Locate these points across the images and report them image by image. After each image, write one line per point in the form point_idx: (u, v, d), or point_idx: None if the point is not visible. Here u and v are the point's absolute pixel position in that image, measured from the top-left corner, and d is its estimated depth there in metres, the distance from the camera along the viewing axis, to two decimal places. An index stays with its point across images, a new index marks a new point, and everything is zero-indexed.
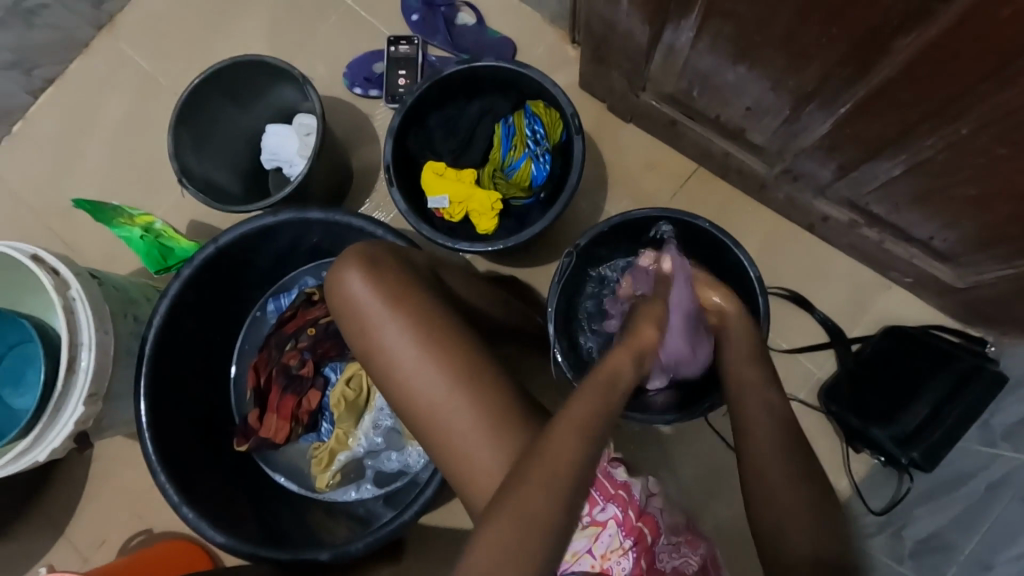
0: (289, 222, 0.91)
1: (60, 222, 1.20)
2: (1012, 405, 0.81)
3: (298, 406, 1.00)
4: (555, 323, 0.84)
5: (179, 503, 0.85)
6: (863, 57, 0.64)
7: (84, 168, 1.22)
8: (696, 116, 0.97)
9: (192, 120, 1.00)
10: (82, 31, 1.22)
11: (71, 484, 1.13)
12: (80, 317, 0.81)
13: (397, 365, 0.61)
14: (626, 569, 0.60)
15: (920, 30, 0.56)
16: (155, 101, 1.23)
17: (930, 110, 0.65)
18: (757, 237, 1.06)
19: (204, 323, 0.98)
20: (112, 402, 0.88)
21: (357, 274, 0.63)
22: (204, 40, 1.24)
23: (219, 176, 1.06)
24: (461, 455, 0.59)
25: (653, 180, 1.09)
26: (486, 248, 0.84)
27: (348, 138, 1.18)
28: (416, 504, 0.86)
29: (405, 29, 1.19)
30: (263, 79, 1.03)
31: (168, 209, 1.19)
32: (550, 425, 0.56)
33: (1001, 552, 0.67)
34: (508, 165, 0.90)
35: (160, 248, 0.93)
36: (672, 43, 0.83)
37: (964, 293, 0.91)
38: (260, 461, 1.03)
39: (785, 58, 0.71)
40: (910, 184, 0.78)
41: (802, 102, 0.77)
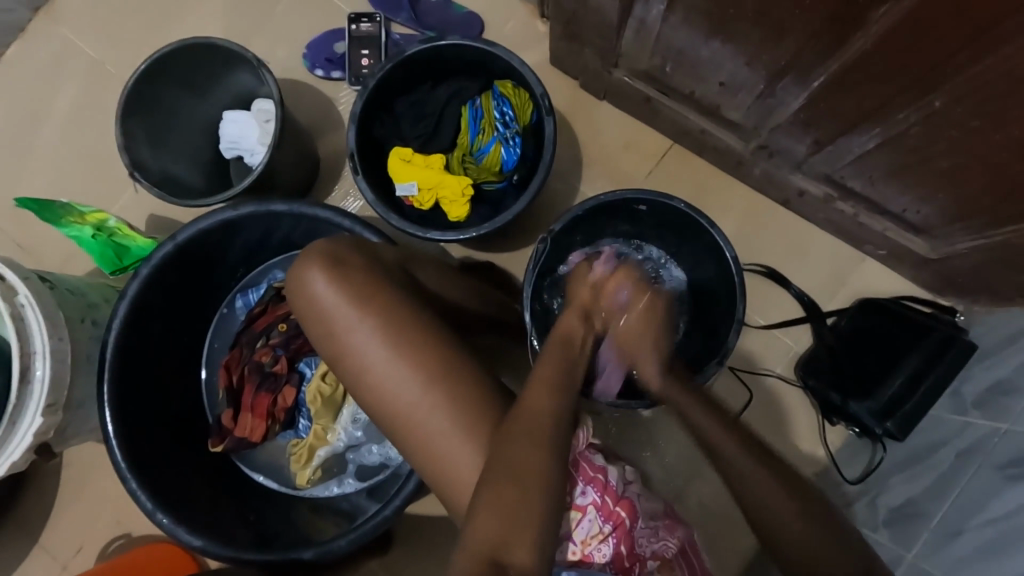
0: (251, 216, 0.87)
1: (9, 221, 1.14)
2: (982, 373, 0.83)
3: (273, 404, 0.98)
4: (532, 310, 0.83)
5: (153, 510, 0.83)
6: (837, 30, 0.62)
7: (30, 163, 1.15)
8: (671, 92, 0.94)
9: (142, 110, 0.95)
10: (17, 15, 1.14)
11: (41, 493, 1.09)
12: (32, 324, 0.77)
13: (367, 366, 0.59)
14: (607, 556, 0.60)
15: (895, 1, 0.55)
16: (103, 89, 1.16)
17: (905, 83, 0.64)
18: (734, 214, 1.05)
19: (168, 324, 0.94)
20: (74, 411, 0.84)
21: (321, 272, 0.60)
22: (152, 21, 1.16)
23: (175, 168, 1.00)
24: (438, 455, 0.58)
25: (629, 159, 1.07)
26: (459, 236, 0.81)
27: (312, 124, 1.13)
28: (397, 499, 0.85)
29: (367, 5, 1.13)
30: (217, 63, 0.98)
31: (125, 205, 1.13)
32: (515, 422, 0.56)
33: (971, 519, 0.69)
34: (477, 149, 0.87)
35: (115, 247, 0.88)
36: (644, 17, 0.80)
37: (937, 264, 0.92)
38: (238, 462, 1.01)
39: (758, 31, 0.69)
40: (885, 157, 0.77)
41: (777, 77, 0.75)
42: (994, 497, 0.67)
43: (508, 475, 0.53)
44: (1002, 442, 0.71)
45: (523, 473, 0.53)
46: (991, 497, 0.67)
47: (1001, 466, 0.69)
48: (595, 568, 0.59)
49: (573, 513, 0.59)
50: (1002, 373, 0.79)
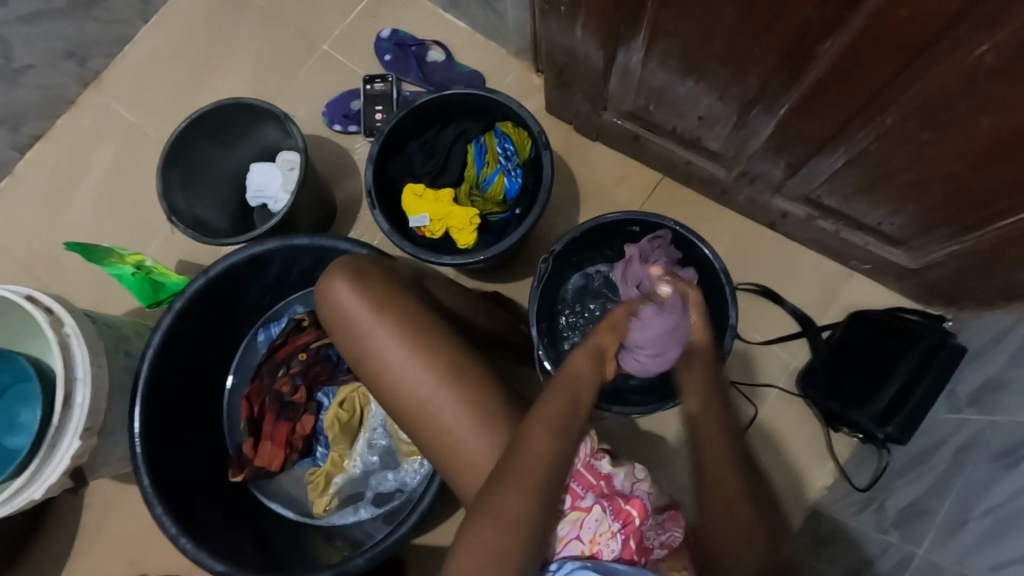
0: (278, 250, 0.95)
1: (51, 270, 1.23)
2: (973, 373, 0.86)
3: (291, 431, 1.01)
4: (538, 326, 0.89)
5: (177, 534, 0.85)
6: (794, 62, 0.71)
7: (73, 217, 1.25)
8: (655, 129, 1.04)
9: (180, 162, 1.05)
10: (70, 88, 1.28)
11: (61, 532, 1.11)
12: (75, 353, 0.83)
13: (387, 368, 0.64)
14: (615, 552, 0.60)
15: (838, 33, 0.64)
16: (140, 150, 1.28)
17: (859, 106, 0.72)
18: (724, 238, 1.12)
19: (196, 355, 1.00)
20: (106, 439, 0.89)
21: (346, 283, 0.66)
22: (187, 89, 1.30)
23: (207, 215, 1.10)
24: (456, 448, 0.62)
25: (622, 192, 1.16)
26: (467, 260, 0.89)
27: (331, 172, 1.23)
28: (412, 517, 0.87)
29: (379, 69, 1.27)
30: (247, 121, 1.09)
31: (158, 251, 1.23)
32: (529, 422, 0.60)
33: (973, 508, 0.70)
34: (482, 180, 0.96)
35: (152, 282, 0.96)
36: (626, 64, 0.91)
37: (919, 275, 0.97)
38: (257, 492, 1.03)
39: (726, 69, 0.79)
40: (853, 175, 0.84)
41: (748, 108, 0.84)
42: (994, 485, 0.69)
43: (516, 465, 0.57)
44: (997, 434, 0.74)
45: (528, 461, 0.57)
46: (990, 484, 0.70)
47: (996, 456, 0.72)
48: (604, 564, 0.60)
49: (577, 513, 0.61)
50: (991, 371, 0.82)
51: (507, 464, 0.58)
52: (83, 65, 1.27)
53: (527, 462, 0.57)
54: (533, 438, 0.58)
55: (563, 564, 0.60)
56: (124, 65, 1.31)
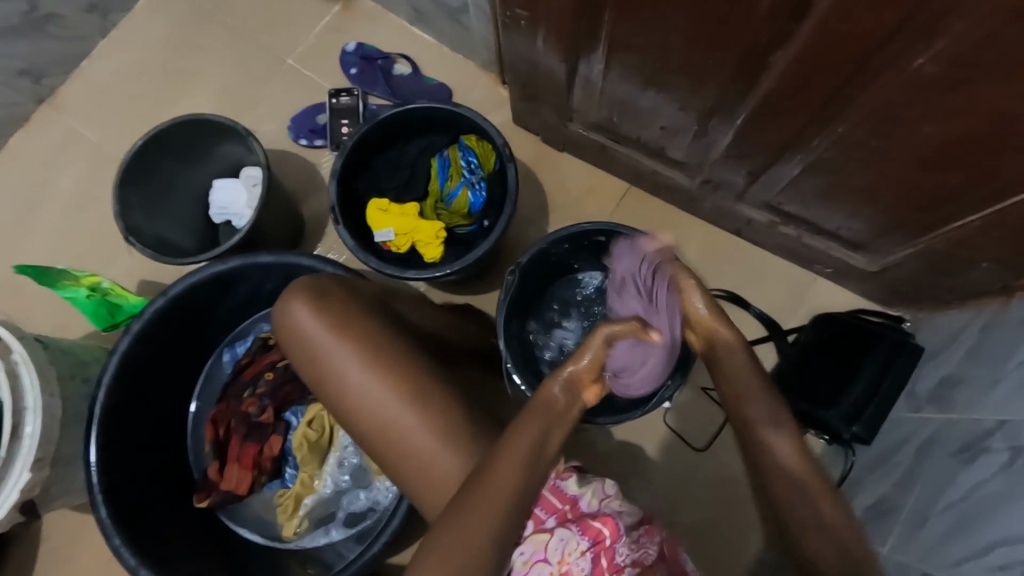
0: (241, 268, 0.93)
1: (6, 294, 1.18)
2: (931, 372, 0.89)
3: (259, 453, 0.99)
4: (506, 340, 0.89)
5: (136, 566, 0.82)
6: (747, 73, 0.73)
7: (29, 238, 1.21)
8: (621, 140, 1.05)
9: (138, 181, 1.03)
10: (24, 106, 1.24)
11: (18, 568, 1.06)
12: (25, 381, 0.80)
13: (348, 388, 0.63)
14: (585, 570, 0.58)
15: (786, 45, 0.65)
16: (99, 168, 1.24)
17: (811, 114, 0.74)
18: (693, 245, 1.14)
19: (157, 378, 0.97)
20: (60, 469, 0.85)
21: (304, 302, 0.65)
22: (148, 106, 1.27)
23: (168, 234, 1.07)
24: (418, 468, 0.61)
25: (591, 202, 1.17)
26: (435, 274, 0.88)
27: (298, 187, 1.22)
28: (382, 537, 0.86)
29: (345, 82, 1.26)
30: (208, 137, 1.07)
31: (119, 271, 1.19)
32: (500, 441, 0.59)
33: (935, 504, 0.72)
34: (446, 194, 0.95)
35: (109, 305, 0.93)
36: (588, 76, 0.92)
37: (879, 277, 0.99)
38: (224, 517, 1.00)
39: (683, 80, 0.80)
40: (810, 181, 0.86)
41: (707, 118, 0.86)
42: (954, 480, 0.71)
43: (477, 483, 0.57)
44: (954, 430, 0.76)
45: (487, 479, 0.57)
46: (950, 480, 0.71)
47: (954, 452, 0.74)
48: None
49: (544, 534, 0.59)
50: (949, 368, 0.85)
51: (469, 481, 0.58)
52: (38, 83, 1.24)
53: (491, 479, 0.57)
54: (495, 455, 0.58)
55: None
56: (81, 82, 1.28)
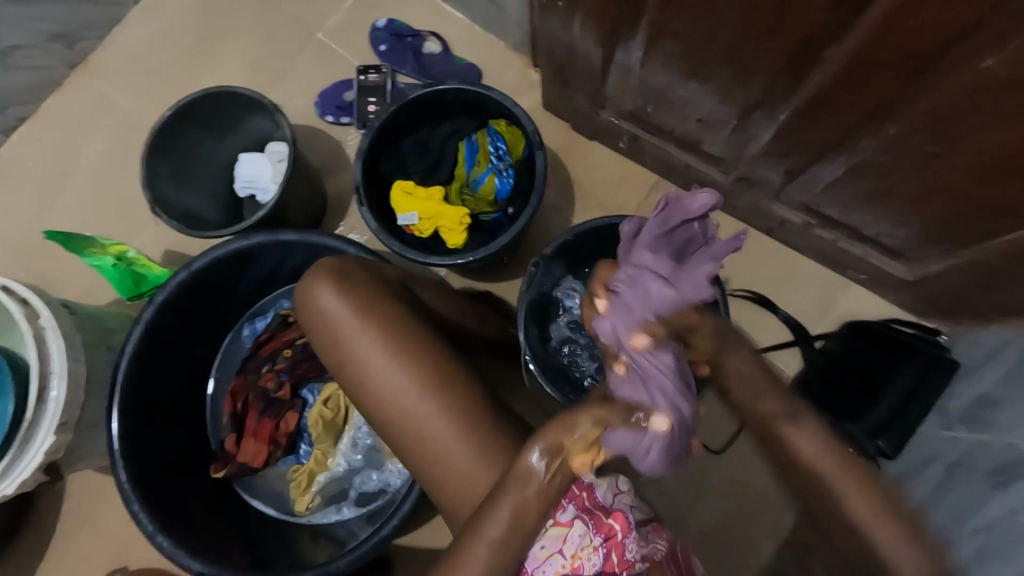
0: (263, 244, 0.92)
1: (35, 256, 1.21)
2: (967, 389, 0.85)
3: (275, 428, 1.00)
4: (527, 333, 0.89)
5: (154, 532, 0.84)
6: (797, 67, 0.69)
7: (58, 203, 1.23)
8: (655, 131, 1.02)
9: (166, 152, 1.03)
10: (57, 71, 1.25)
11: (42, 523, 1.10)
12: (52, 345, 0.81)
13: (369, 375, 0.62)
14: (597, 566, 0.58)
15: (843, 38, 0.62)
16: (128, 136, 1.25)
17: (862, 114, 0.70)
18: (722, 243, 1.10)
19: (180, 349, 0.98)
20: (84, 433, 0.87)
21: (328, 286, 0.64)
22: (178, 75, 1.27)
23: (194, 206, 1.08)
24: (435, 458, 0.61)
25: (618, 193, 1.14)
26: (456, 261, 0.87)
27: (323, 164, 1.21)
28: (393, 520, 0.87)
29: (374, 59, 1.24)
30: (235, 110, 1.06)
31: (144, 240, 1.20)
32: None
33: None
34: (473, 180, 0.94)
35: (134, 275, 0.94)
36: (626, 62, 0.88)
37: (917, 287, 0.95)
38: (239, 488, 1.02)
39: (728, 71, 0.76)
40: (855, 183, 0.82)
41: (748, 112, 0.82)
42: (984, 505, 0.69)
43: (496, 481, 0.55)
44: (991, 453, 0.73)
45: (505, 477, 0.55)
46: (981, 505, 0.70)
47: (988, 475, 0.72)
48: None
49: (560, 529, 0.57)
50: (985, 388, 0.81)
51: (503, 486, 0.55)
52: (71, 47, 1.24)
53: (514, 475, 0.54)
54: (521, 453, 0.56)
55: None
56: (113, 49, 1.28)
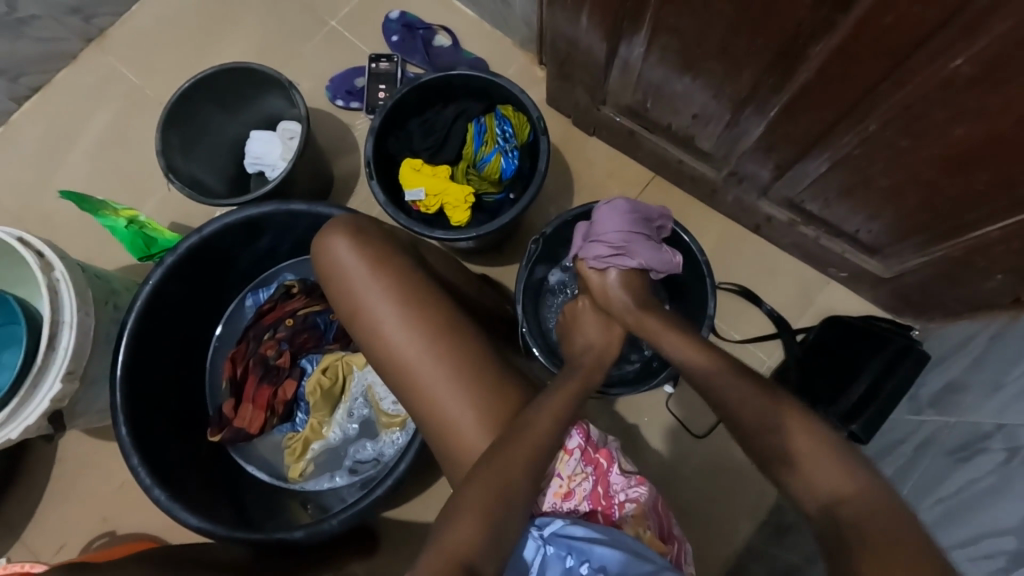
0: (273, 213, 0.96)
1: (40, 222, 1.22)
2: (936, 378, 0.91)
3: (273, 395, 1.02)
4: (524, 308, 0.93)
5: (151, 486, 0.86)
6: (784, 65, 0.74)
7: (67, 171, 1.25)
8: (652, 127, 1.07)
9: (181, 122, 1.06)
10: (72, 43, 1.28)
11: (31, 484, 1.11)
12: (64, 296, 0.83)
13: (379, 326, 0.66)
14: (586, 492, 0.63)
15: (827, 37, 0.67)
16: (139, 110, 1.28)
17: (843, 111, 0.76)
18: (711, 238, 1.16)
19: (184, 313, 1.01)
20: (87, 386, 0.89)
21: (344, 239, 0.68)
22: (192, 54, 1.30)
23: (204, 176, 1.11)
24: (437, 407, 0.64)
25: (614, 186, 1.19)
26: (459, 236, 0.91)
27: (330, 146, 1.25)
28: (388, 481, 0.89)
29: (385, 49, 1.28)
30: (251, 87, 1.10)
31: (150, 211, 1.23)
32: None
33: (926, 499, 0.75)
34: (479, 159, 0.97)
35: (145, 237, 0.97)
36: (627, 58, 0.93)
37: (891, 283, 1.01)
38: (234, 454, 1.03)
39: (722, 67, 0.82)
40: (836, 179, 0.88)
41: (740, 108, 0.87)
42: (945, 478, 0.73)
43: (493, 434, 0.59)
44: (953, 431, 0.78)
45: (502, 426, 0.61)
46: (943, 477, 0.74)
47: (950, 451, 0.76)
48: (574, 504, 0.62)
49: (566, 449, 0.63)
50: (953, 375, 0.86)
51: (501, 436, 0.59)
52: (88, 21, 1.27)
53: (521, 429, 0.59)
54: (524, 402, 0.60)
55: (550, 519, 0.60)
56: (129, 25, 1.31)
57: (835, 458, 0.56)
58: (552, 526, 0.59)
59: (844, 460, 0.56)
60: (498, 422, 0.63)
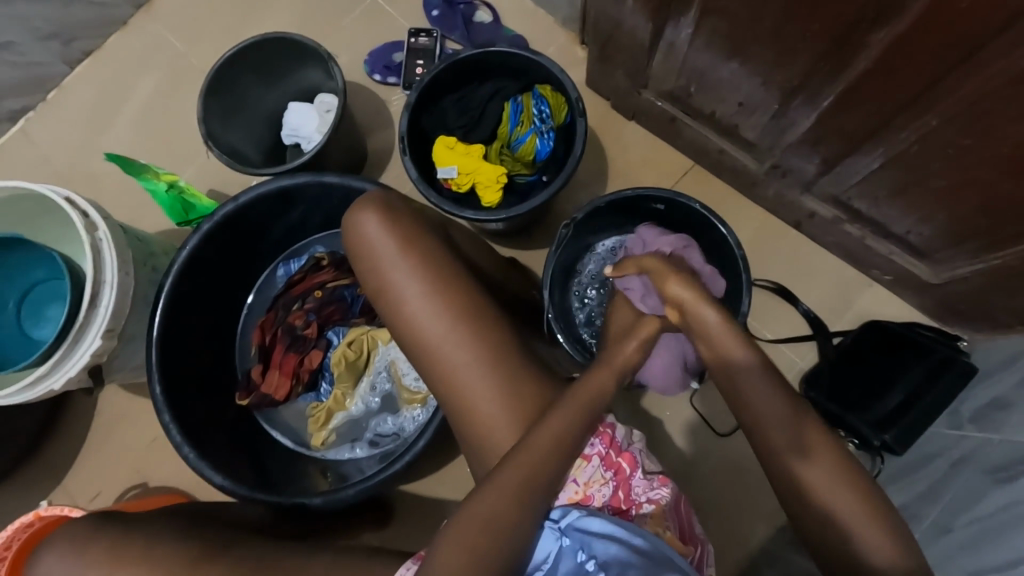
0: (307, 185, 0.96)
1: (87, 184, 1.27)
2: (980, 392, 0.86)
3: (299, 364, 1.04)
4: (551, 292, 0.91)
5: (181, 443, 0.89)
6: (843, 52, 0.70)
7: (113, 136, 1.29)
8: (694, 114, 1.03)
9: (222, 91, 1.07)
10: (122, 10, 1.30)
11: (72, 433, 1.17)
12: (105, 257, 0.86)
13: (405, 303, 0.66)
14: (605, 498, 0.61)
15: (891, 24, 0.63)
16: (183, 78, 1.30)
17: (903, 104, 0.71)
18: (749, 232, 1.12)
19: (218, 279, 1.03)
20: (124, 345, 0.93)
21: (373, 215, 0.68)
22: (236, 23, 1.31)
23: (242, 145, 1.12)
24: (458, 387, 0.64)
25: (650, 174, 1.16)
26: (489, 216, 0.90)
27: (365, 121, 1.25)
28: (406, 456, 0.90)
29: (425, 24, 1.27)
30: (290, 58, 1.10)
31: (191, 178, 1.26)
32: None
33: (959, 518, 0.72)
34: (514, 139, 0.96)
35: (183, 202, 1.00)
36: (672, 40, 0.90)
37: (940, 290, 0.96)
38: (260, 418, 1.07)
39: (773, 53, 0.77)
40: (888, 177, 0.83)
41: (790, 97, 0.83)
42: (981, 498, 0.70)
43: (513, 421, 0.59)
44: (995, 450, 0.74)
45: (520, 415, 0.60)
46: (980, 497, 0.70)
47: (989, 470, 0.72)
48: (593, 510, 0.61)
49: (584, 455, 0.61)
50: (1000, 391, 0.81)
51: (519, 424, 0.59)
52: None
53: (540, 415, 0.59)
54: None
55: (565, 512, 0.60)
56: None
57: (840, 477, 0.57)
58: (569, 519, 0.59)
59: (849, 482, 0.57)
60: (518, 406, 0.62)
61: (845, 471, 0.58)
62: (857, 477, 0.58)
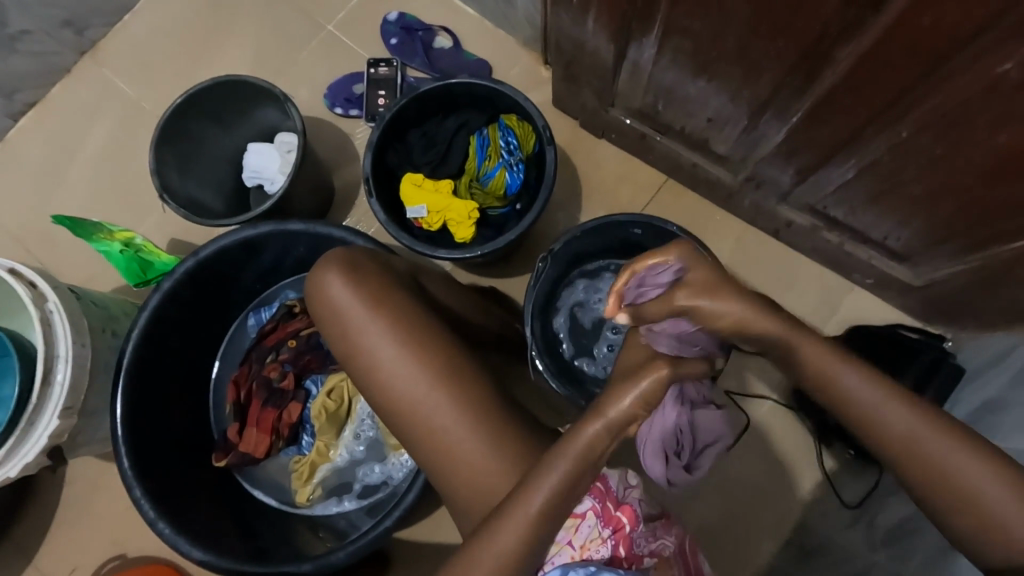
0: (271, 234, 0.92)
1: (40, 242, 1.20)
2: (970, 396, 0.88)
3: (278, 419, 0.99)
4: (531, 326, 0.88)
5: (156, 518, 0.84)
6: (809, 68, 0.69)
7: (64, 189, 1.23)
8: (664, 130, 1.02)
9: (175, 139, 1.03)
10: (66, 56, 1.24)
11: (41, 508, 1.10)
12: (58, 329, 0.81)
13: (378, 366, 0.62)
14: (605, 558, 0.58)
15: (855, 41, 0.62)
16: (135, 124, 1.25)
17: (872, 116, 0.70)
18: (728, 243, 1.10)
19: (185, 338, 0.98)
20: (87, 418, 0.88)
21: (336, 275, 0.64)
22: (187, 64, 1.27)
23: (201, 194, 1.08)
24: (444, 450, 0.60)
25: (626, 191, 1.14)
26: (464, 254, 0.87)
27: (329, 156, 1.21)
28: (396, 512, 0.86)
29: (384, 52, 1.24)
30: (244, 100, 1.06)
31: (150, 227, 1.20)
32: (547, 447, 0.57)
33: None
34: (483, 174, 0.94)
35: (140, 261, 0.94)
36: (637, 60, 0.88)
37: (922, 291, 0.95)
38: (241, 477, 1.02)
39: (739, 70, 0.76)
40: (863, 186, 0.82)
41: (759, 112, 0.82)
42: None
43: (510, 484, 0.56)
44: None
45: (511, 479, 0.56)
46: None
47: None
48: None
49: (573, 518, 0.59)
50: (990, 393, 0.83)
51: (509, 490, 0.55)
52: (81, 34, 1.23)
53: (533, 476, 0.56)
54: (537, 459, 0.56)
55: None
56: (122, 36, 1.28)
57: (965, 445, 0.49)
58: None
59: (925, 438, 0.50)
60: (504, 467, 0.59)
61: (957, 430, 0.50)
62: (980, 442, 0.49)
